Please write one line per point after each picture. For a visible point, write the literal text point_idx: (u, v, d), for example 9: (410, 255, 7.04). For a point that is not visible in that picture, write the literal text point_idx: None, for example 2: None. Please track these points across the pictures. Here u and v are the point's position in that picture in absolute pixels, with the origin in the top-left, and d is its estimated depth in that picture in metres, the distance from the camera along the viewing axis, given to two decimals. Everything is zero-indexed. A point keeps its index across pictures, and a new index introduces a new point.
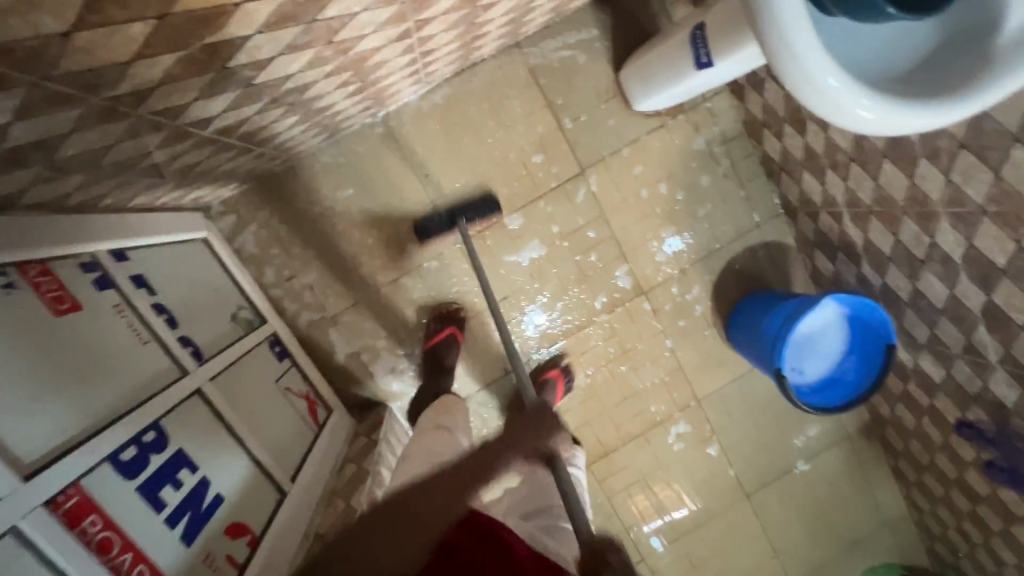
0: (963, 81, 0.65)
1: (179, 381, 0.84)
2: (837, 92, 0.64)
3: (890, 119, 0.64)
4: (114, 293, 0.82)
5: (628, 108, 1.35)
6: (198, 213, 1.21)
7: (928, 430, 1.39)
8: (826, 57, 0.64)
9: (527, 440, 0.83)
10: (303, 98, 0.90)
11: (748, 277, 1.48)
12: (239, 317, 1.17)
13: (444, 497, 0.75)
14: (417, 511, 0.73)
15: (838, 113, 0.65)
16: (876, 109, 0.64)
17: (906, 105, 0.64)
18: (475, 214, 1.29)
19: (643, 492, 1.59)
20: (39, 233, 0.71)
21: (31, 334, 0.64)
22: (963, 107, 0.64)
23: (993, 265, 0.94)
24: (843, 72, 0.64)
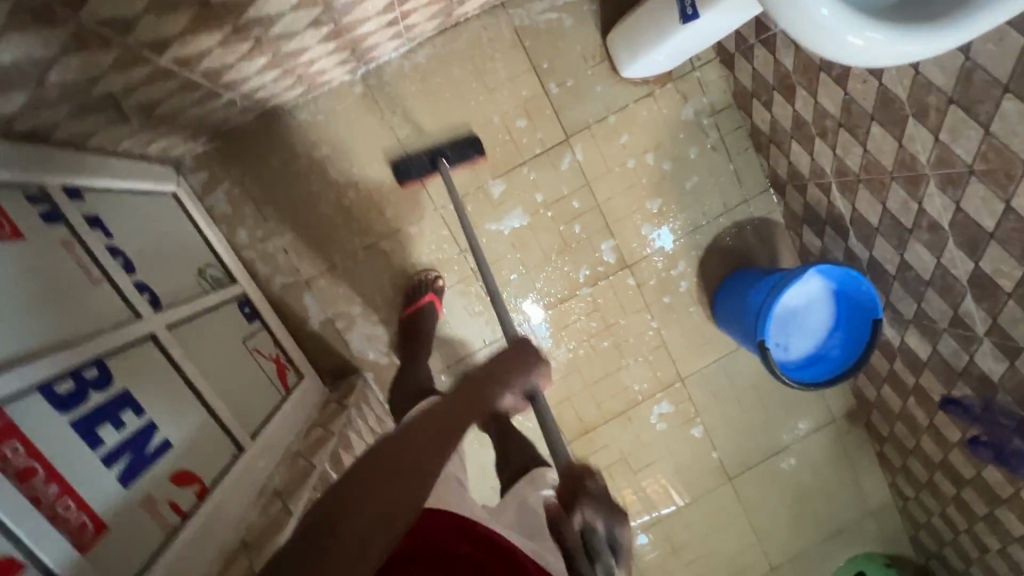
0: (959, 6, 0.63)
1: (131, 325, 0.80)
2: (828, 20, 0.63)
3: (882, 47, 0.63)
4: (63, 228, 0.78)
5: (615, 74, 1.32)
6: (168, 167, 1.17)
7: (913, 412, 1.36)
8: None
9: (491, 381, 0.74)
10: (270, 35, 0.86)
11: (735, 254, 1.45)
12: (206, 274, 1.13)
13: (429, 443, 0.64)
14: (398, 466, 0.60)
15: (828, 41, 0.64)
16: (867, 36, 0.63)
17: (898, 31, 0.63)
18: (455, 155, 1.28)
19: (623, 473, 1.56)
20: None
21: None
22: (957, 33, 0.63)
23: (981, 228, 0.91)
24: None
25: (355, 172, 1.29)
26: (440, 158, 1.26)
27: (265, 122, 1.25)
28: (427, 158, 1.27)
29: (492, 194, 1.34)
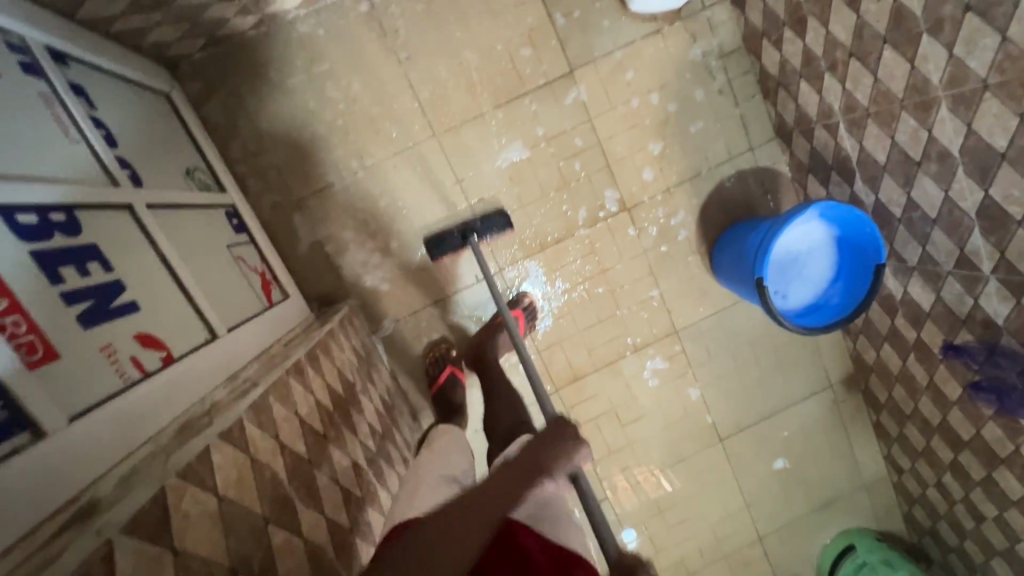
0: None
1: (109, 189, 0.79)
2: None
3: None
4: (42, 82, 0.76)
5: (623, 8, 1.30)
6: (162, 67, 1.15)
7: (913, 371, 1.32)
8: None
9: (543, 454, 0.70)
10: None
11: (736, 204, 1.42)
12: (195, 177, 1.11)
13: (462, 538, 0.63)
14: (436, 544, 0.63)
15: None
16: None
17: None
18: (488, 231, 1.26)
19: (611, 426, 1.52)
20: None
21: None
22: None
23: (993, 149, 0.88)
24: None
25: (353, 91, 1.27)
26: (470, 235, 1.24)
27: (266, 33, 1.23)
28: (459, 235, 1.25)
29: (491, 123, 1.32)
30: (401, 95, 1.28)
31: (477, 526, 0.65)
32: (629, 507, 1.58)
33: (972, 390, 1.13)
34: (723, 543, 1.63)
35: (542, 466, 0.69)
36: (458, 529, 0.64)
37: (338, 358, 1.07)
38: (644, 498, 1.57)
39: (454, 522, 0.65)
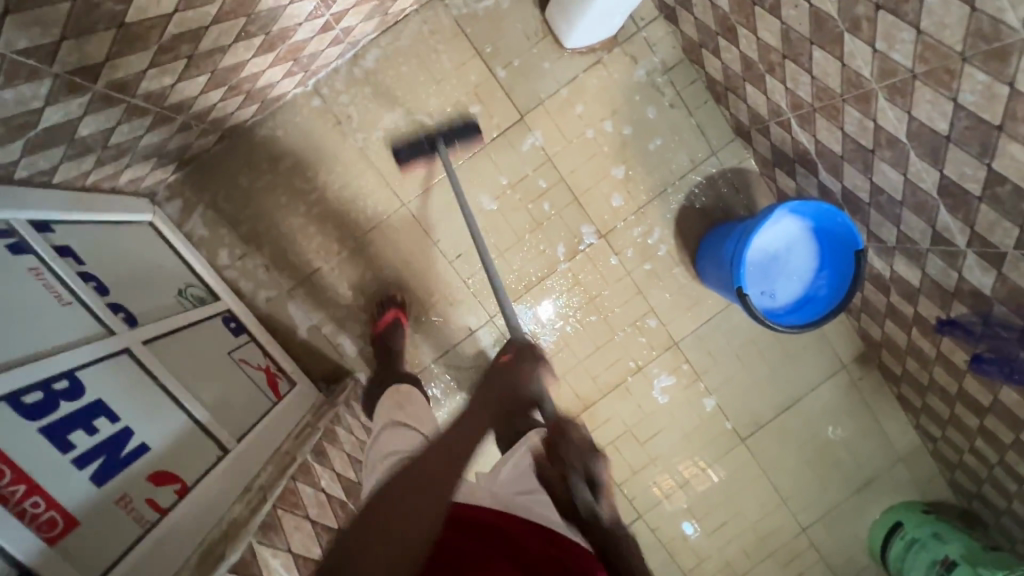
0: None
1: (105, 341, 0.85)
2: None
3: None
4: (30, 257, 0.83)
5: (560, 48, 1.33)
6: (142, 197, 1.22)
7: (920, 344, 1.30)
8: None
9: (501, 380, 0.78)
10: (200, 50, 0.90)
11: (710, 209, 1.43)
12: (188, 294, 1.18)
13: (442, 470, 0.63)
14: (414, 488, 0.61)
15: None
16: None
17: None
18: (454, 136, 1.28)
19: (631, 446, 1.53)
20: None
21: None
22: None
23: (937, 133, 0.88)
24: None
25: (321, 180, 1.33)
26: (438, 142, 1.26)
27: (231, 144, 1.30)
28: (428, 143, 1.27)
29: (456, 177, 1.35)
30: (364, 174, 1.33)
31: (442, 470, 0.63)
32: (666, 520, 1.57)
33: (974, 364, 1.12)
34: (765, 541, 1.61)
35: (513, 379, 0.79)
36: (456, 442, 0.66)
37: (348, 440, 1.12)
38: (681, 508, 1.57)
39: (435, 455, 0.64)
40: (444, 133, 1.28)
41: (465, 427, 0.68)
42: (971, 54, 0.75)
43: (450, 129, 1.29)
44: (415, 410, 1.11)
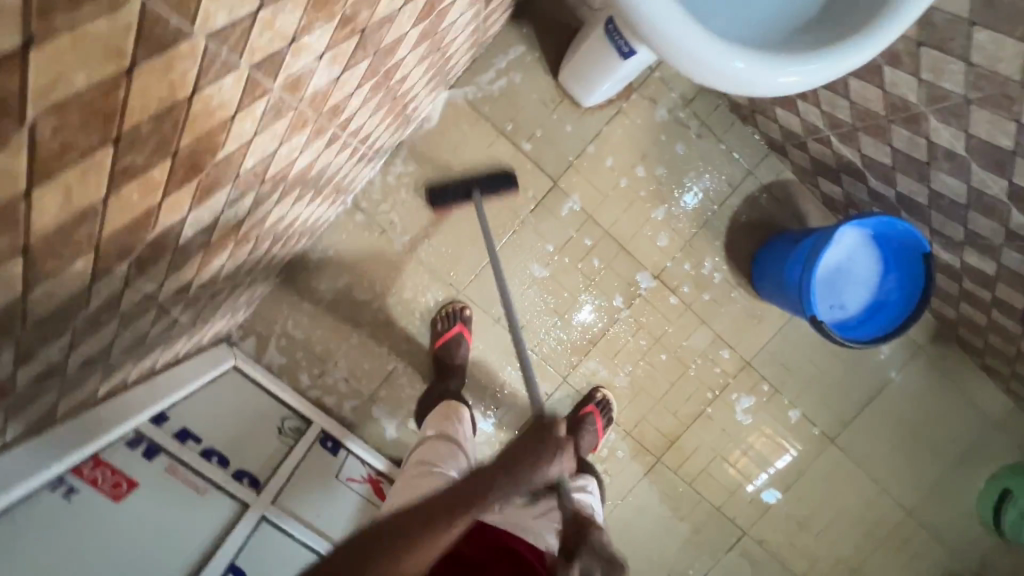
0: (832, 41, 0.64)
1: (244, 518, 0.93)
2: (747, 73, 0.60)
3: (813, 76, 0.62)
4: (163, 457, 0.91)
5: (579, 108, 1.34)
6: (221, 344, 1.28)
7: (1003, 322, 1.27)
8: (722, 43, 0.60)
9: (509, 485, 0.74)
10: (264, 225, 0.94)
11: (759, 227, 1.41)
12: (285, 429, 1.23)
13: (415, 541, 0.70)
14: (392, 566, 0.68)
15: (763, 85, 0.61)
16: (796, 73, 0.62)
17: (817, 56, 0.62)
18: (489, 185, 1.27)
19: (723, 469, 1.53)
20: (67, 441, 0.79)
21: (109, 528, 0.74)
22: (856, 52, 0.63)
23: (1001, 148, 0.86)
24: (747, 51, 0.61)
25: (378, 286, 1.37)
26: (474, 190, 1.25)
27: (287, 275, 1.35)
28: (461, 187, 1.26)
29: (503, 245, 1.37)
30: (416, 274, 1.37)
31: (430, 541, 0.70)
32: (772, 534, 1.56)
33: None
34: (875, 533, 1.59)
35: (515, 476, 0.74)
36: (445, 509, 0.73)
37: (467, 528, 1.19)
38: (784, 519, 1.56)
39: (424, 522, 0.71)
40: (478, 179, 1.28)
41: (454, 503, 0.73)
42: None
43: (485, 176, 1.28)
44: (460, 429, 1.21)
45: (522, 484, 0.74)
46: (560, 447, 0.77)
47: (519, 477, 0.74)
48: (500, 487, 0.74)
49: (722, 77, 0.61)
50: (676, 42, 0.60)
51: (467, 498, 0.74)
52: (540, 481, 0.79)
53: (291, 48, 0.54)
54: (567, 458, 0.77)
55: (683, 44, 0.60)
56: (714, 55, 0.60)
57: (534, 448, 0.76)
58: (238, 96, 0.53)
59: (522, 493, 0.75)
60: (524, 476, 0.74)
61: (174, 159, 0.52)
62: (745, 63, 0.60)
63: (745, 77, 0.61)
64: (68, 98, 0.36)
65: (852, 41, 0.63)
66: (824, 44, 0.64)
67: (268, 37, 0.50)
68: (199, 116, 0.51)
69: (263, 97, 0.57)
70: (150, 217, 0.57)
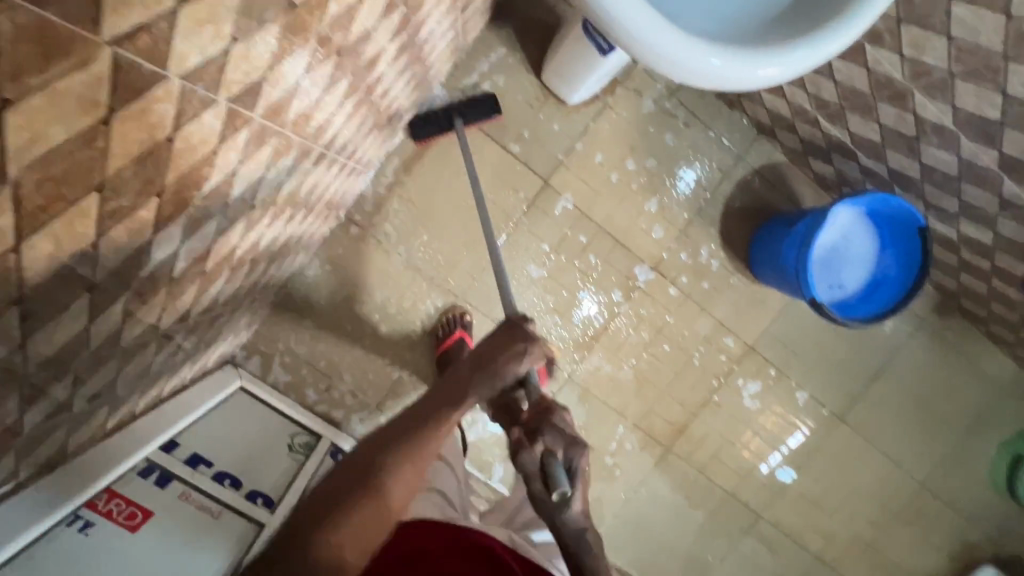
0: (813, 25, 0.63)
1: (258, 538, 0.95)
2: (724, 71, 0.60)
3: (796, 65, 0.62)
4: (176, 484, 0.93)
5: (565, 105, 1.34)
6: (227, 365, 1.29)
7: (1003, 291, 1.26)
8: (700, 43, 0.59)
9: (480, 379, 0.76)
10: (258, 248, 0.94)
11: (753, 211, 1.41)
12: (296, 445, 1.23)
13: (395, 445, 0.72)
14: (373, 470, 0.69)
15: (745, 78, 0.61)
16: (777, 64, 0.61)
17: (798, 45, 0.62)
18: (472, 111, 1.25)
19: (733, 455, 1.53)
20: (72, 479, 0.80)
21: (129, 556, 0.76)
22: (839, 35, 0.62)
23: (988, 119, 0.85)
24: (725, 48, 0.60)
25: (378, 297, 1.38)
26: (456, 116, 1.24)
27: (286, 293, 1.36)
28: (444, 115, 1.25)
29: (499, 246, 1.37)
30: (414, 282, 1.38)
31: (409, 445, 0.71)
32: (786, 515, 1.57)
33: None
34: (890, 507, 1.59)
35: (484, 367, 0.77)
36: (422, 416, 0.75)
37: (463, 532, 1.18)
38: (797, 500, 1.57)
39: (401, 431, 0.73)
40: (460, 106, 1.26)
41: (429, 409, 0.75)
42: (1015, 53, 0.73)
43: (467, 101, 1.26)
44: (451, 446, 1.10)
45: (494, 373, 0.76)
46: (522, 334, 0.78)
47: (487, 370, 0.76)
48: (472, 382, 0.76)
49: (702, 76, 0.61)
50: (649, 48, 0.59)
51: (443, 400, 0.76)
52: (531, 454, 0.68)
53: (268, 77, 0.55)
54: (535, 343, 0.78)
55: (664, 51, 0.59)
56: (689, 56, 0.59)
57: (497, 341, 0.79)
58: (218, 130, 0.54)
59: (495, 387, 0.76)
60: (495, 367, 0.76)
61: (160, 197, 0.53)
62: (723, 60, 0.60)
63: (724, 74, 0.60)
64: (49, 152, 0.36)
65: (833, 25, 0.62)
66: (804, 30, 0.63)
67: (243, 70, 0.50)
68: (182, 154, 0.51)
69: (244, 127, 0.58)
70: (143, 255, 0.58)
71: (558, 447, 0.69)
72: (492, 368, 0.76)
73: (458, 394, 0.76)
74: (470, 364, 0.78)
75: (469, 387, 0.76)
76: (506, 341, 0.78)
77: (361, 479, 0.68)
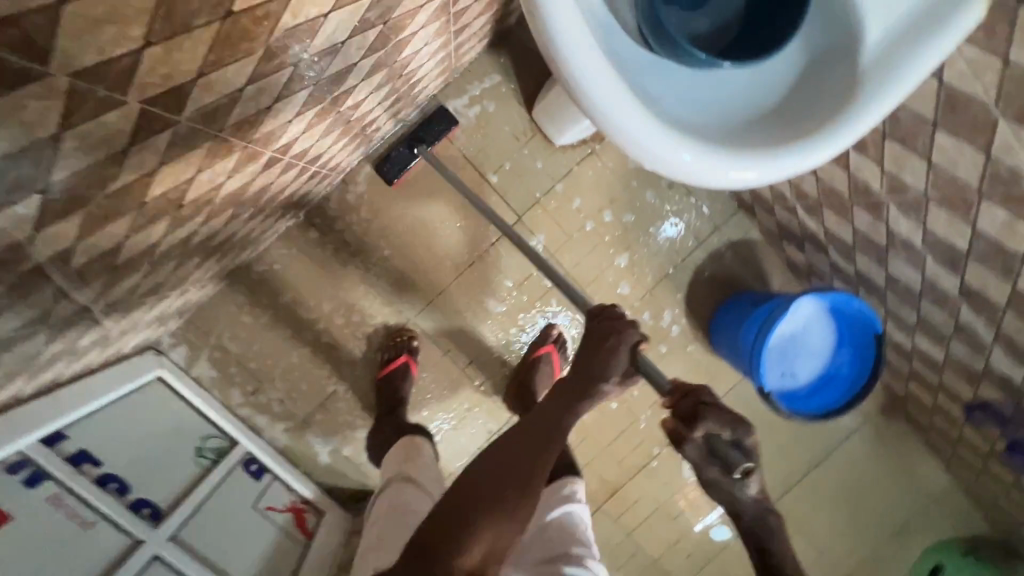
0: (796, 136, 0.61)
1: (133, 556, 0.88)
2: (695, 168, 0.57)
3: (769, 175, 0.59)
4: (49, 484, 0.83)
5: (551, 145, 1.30)
6: (148, 351, 1.20)
7: (946, 407, 1.27)
8: (672, 135, 0.56)
9: (593, 367, 0.77)
10: (190, 244, 0.87)
11: (721, 283, 1.39)
12: (205, 449, 1.15)
13: (513, 449, 0.75)
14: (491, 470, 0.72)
15: (716, 178, 0.58)
16: (752, 168, 0.58)
17: (776, 155, 0.59)
18: (432, 133, 1.23)
19: (664, 524, 1.49)
20: None
21: None
22: (822, 150, 0.60)
23: (956, 248, 0.85)
24: (698, 144, 0.57)
25: (325, 306, 1.31)
26: (416, 142, 1.22)
27: (227, 286, 1.28)
28: (405, 147, 1.24)
29: (462, 272, 1.33)
30: (367, 297, 1.32)
31: (527, 442, 0.75)
32: None
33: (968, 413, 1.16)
34: None
35: (597, 355, 0.78)
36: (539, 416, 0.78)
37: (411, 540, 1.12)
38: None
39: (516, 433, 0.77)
40: (415, 132, 1.24)
41: (548, 407, 0.78)
42: (989, 192, 0.72)
43: (422, 124, 1.25)
44: (426, 465, 1.05)
45: (614, 360, 0.77)
46: (620, 327, 0.79)
47: (602, 359, 0.77)
48: (586, 372, 0.78)
49: (670, 167, 0.57)
50: (617, 127, 0.55)
51: (561, 395, 0.78)
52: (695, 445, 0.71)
53: (199, 83, 0.49)
54: (632, 332, 0.78)
55: (634, 134, 0.56)
56: (657, 146, 0.56)
57: (595, 338, 0.80)
58: (129, 129, 0.48)
59: (609, 385, 0.77)
60: (609, 355, 0.77)
61: (43, 195, 0.46)
62: (695, 158, 0.57)
63: (692, 172, 0.57)
64: None
65: (815, 142, 0.59)
66: (785, 141, 0.61)
67: (163, 72, 0.44)
68: (74, 151, 0.45)
69: (165, 129, 0.52)
70: (20, 251, 0.51)
71: (719, 431, 0.70)
72: (609, 353, 0.77)
73: (575, 385, 0.78)
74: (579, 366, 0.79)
75: (588, 372, 0.77)
76: (613, 326, 0.79)
77: (481, 482, 0.71)
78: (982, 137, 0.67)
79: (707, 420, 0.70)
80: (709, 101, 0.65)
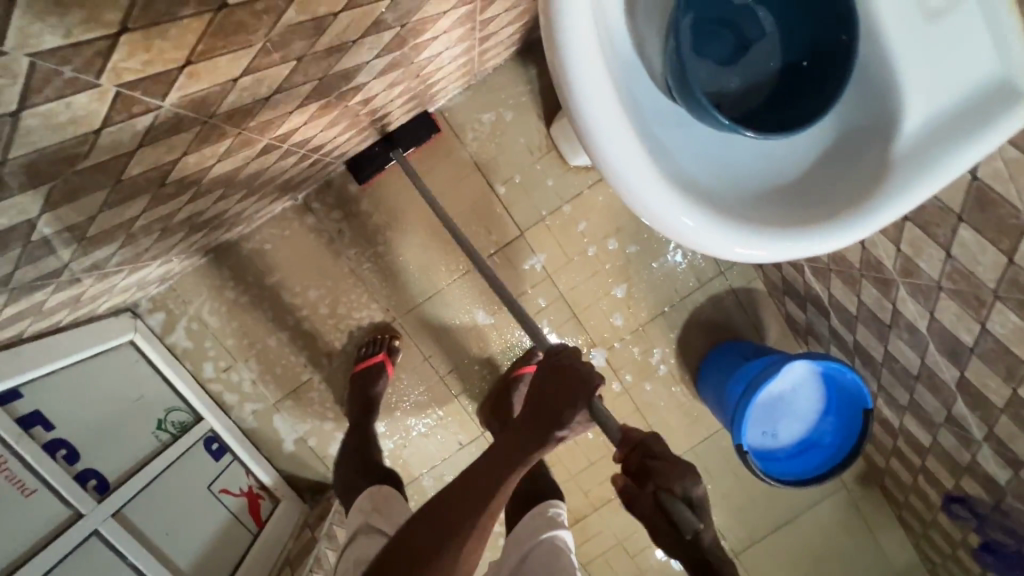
0: (812, 218, 0.58)
1: (70, 529, 0.86)
2: (695, 234, 0.56)
3: (776, 254, 0.57)
4: None
5: (564, 164, 1.27)
6: (125, 314, 1.17)
7: (925, 490, 1.23)
8: (677, 197, 0.55)
9: (546, 414, 0.69)
10: (174, 219, 0.84)
11: (716, 329, 1.36)
12: (167, 422, 1.13)
13: (460, 501, 0.69)
14: (435, 519, 0.68)
15: (717, 246, 0.56)
16: (756, 243, 0.56)
17: (785, 234, 0.57)
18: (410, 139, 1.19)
19: (621, 561, 1.47)
20: None
21: None
22: (837, 236, 0.57)
23: (960, 341, 0.81)
24: (703, 210, 0.56)
25: (310, 293, 1.28)
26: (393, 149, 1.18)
27: (215, 258, 1.25)
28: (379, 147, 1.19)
29: (456, 276, 1.29)
30: (355, 290, 1.29)
31: (477, 490, 0.69)
32: None
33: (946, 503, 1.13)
34: None
35: (553, 403, 0.69)
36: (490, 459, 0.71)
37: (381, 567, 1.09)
38: None
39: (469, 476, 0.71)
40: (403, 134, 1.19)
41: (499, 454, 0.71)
42: (1004, 294, 0.68)
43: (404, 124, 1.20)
44: (399, 513, 0.97)
45: (567, 411, 0.68)
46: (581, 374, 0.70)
47: (558, 407, 0.69)
48: (542, 419, 0.70)
49: (670, 228, 0.56)
50: (621, 179, 0.55)
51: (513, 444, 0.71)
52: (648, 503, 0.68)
53: (186, 71, 0.46)
54: (594, 379, 0.69)
55: (637, 190, 0.55)
56: (661, 207, 0.55)
57: (556, 379, 0.71)
58: (103, 111, 0.44)
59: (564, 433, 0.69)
60: (563, 404, 0.69)
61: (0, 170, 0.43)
62: (698, 223, 0.55)
63: (694, 237, 0.56)
64: None
65: (831, 227, 0.57)
66: (799, 220, 0.58)
67: (144, 59, 0.41)
68: (39, 129, 0.41)
69: (147, 113, 0.48)
70: None
71: (667, 488, 0.66)
72: (565, 399, 0.69)
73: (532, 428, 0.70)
74: (531, 412, 0.71)
75: (544, 419, 0.70)
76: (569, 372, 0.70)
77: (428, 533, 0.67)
78: (1007, 239, 0.63)
79: (658, 478, 0.67)
80: (732, 160, 0.63)
